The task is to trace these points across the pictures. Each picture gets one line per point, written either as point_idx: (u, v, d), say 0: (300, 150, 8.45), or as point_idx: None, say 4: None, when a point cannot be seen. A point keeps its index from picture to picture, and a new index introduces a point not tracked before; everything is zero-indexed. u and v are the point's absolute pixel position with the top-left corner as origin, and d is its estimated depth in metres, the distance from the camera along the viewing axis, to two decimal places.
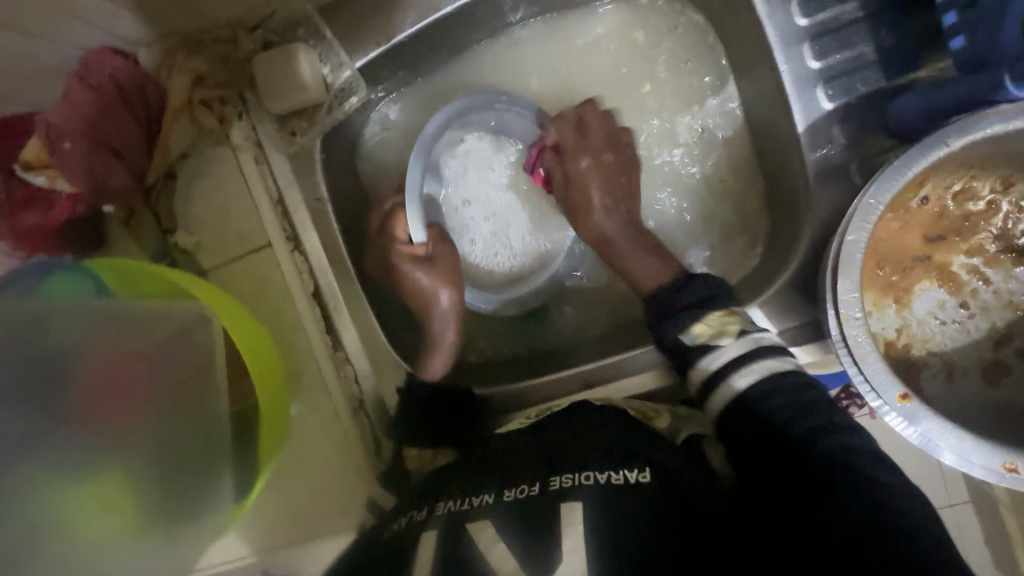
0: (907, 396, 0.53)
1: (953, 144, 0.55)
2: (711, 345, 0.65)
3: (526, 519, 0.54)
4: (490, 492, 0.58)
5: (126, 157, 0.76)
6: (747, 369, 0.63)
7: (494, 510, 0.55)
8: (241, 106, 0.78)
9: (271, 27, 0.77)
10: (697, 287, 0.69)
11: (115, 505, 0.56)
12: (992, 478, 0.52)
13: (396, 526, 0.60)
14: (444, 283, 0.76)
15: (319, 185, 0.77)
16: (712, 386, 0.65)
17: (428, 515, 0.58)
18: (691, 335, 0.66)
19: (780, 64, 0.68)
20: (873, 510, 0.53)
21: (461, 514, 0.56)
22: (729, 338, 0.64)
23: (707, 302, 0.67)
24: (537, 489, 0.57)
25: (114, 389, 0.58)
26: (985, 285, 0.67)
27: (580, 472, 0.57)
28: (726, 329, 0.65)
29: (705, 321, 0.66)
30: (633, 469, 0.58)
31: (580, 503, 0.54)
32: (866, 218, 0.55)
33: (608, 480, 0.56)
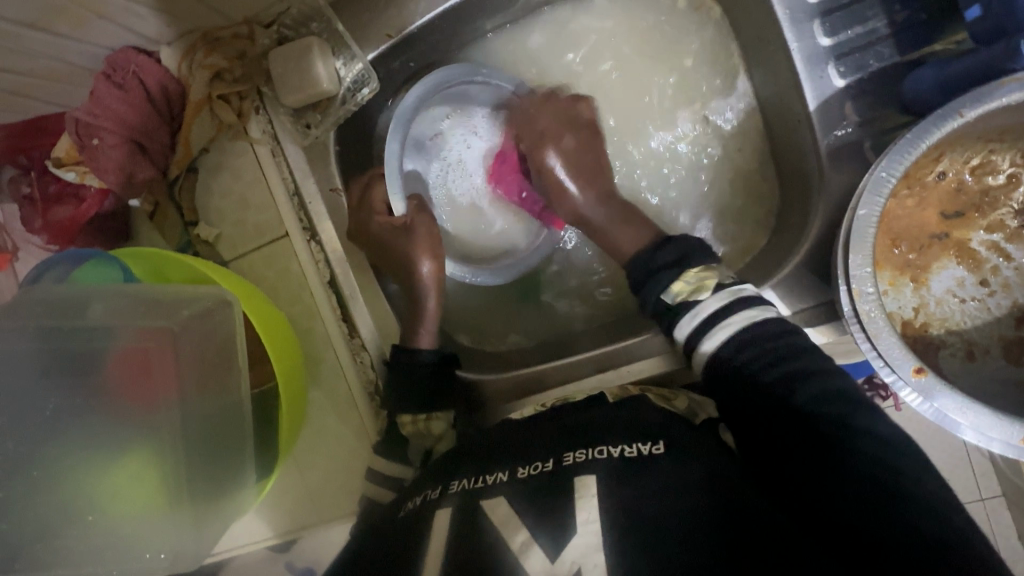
0: (923, 370, 0.52)
1: (967, 114, 0.54)
2: (694, 299, 0.67)
3: (540, 495, 0.54)
4: (503, 469, 0.58)
5: (149, 153, 0.77)
6: (721, 325, 0.65)
7: (510, 485, 0.56)
8: (258, 101, 0.80)
9: (285, 22, 0.79)
10: (674, 248, 0.72)
11: (146, 480, 0.60)
12: (1010, 453, 0.51)
13: (410, 505, 0.61)
14: (425, 254, 0.84)
15: (334, 174, 0.82)
16: (691, 349, 0.67)
17: (442, 494, 0.59)
18: (669, 293, 0.69)
19: (791, 42, 0.67)
20: (890, 486, 0.52)
21: (476, 492, 0.57)
22: (706, 293, 0.67)
23: (683, 263, 0.70)
24: (551, 464, 0.57)
25: (139, 371, 0.61)
26: (1006, 262, 0.65)
27: (593, 447, 0.57)
28: (704, 284, 0.68)
29: (683, 279, 0.69)
30: (648, 442, 0.57)
31: (594, 476, 0.55)
32: (878, 191, 0.54)
33: (621, 454, 0.56)
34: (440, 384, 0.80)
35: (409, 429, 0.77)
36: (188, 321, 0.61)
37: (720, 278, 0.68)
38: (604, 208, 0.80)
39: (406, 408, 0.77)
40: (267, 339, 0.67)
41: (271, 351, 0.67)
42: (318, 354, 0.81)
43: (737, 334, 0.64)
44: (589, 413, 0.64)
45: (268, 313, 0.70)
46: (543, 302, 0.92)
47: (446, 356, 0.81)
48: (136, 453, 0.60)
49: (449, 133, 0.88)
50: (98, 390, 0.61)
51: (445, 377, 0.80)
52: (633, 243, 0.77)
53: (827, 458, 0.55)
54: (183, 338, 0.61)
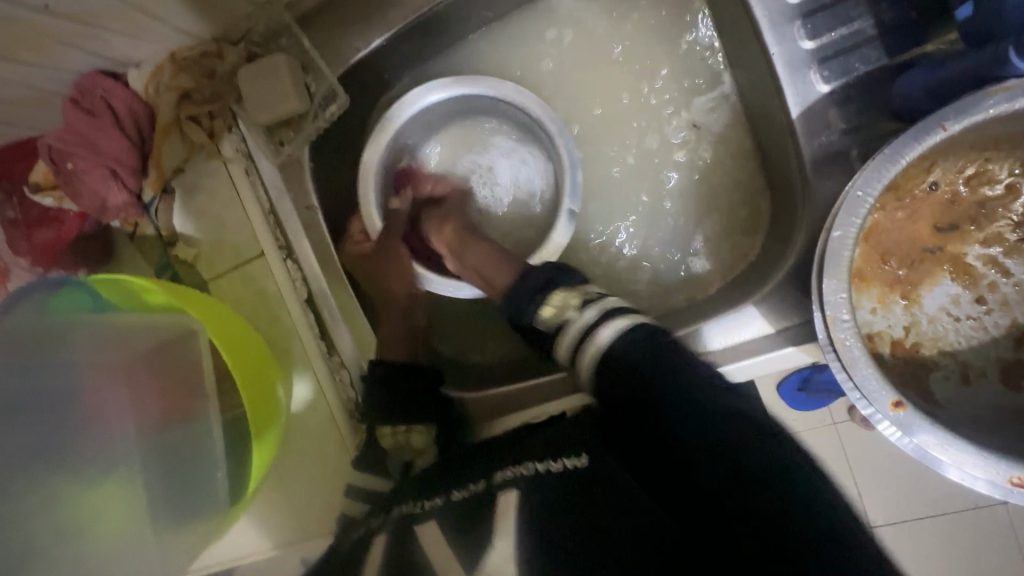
0: (901, 404, 0.50)
1: (951, 127, 0.51)
2: (563, 325, 0.63)
3: (467, 516, 0.54)
4: (440, 494, 0.58)
5: (121, 175, 0.78)
6: (603, 328, 0.60)
7: (441, 509, 0.56)
8: (231, 120, 0.79)
9: (253, 40, 0.78)
10: (543, 272, 0.68)
11: (115, 507, 0.61)
12: (997, 494, 0.48)
13: (365, 529, 0.61)
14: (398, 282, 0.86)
15: (310, 193, 0.81)
16: (577, 357, 0.62)
17: (387, 519, 0.60)
18: (540, 318, 0.65)
19: (771, 47, 0.63)
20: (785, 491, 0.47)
21: (417, 518, 0.56)
22: (574, 310, 0.63)
23: (549, 287, 0.66)
24: (482, 485, 0.56)
25: (108, 399, 0.64)
26: (1004, 278, 0.61)
27: (519, 464, 0.56)
28: (568, 304, 0.64)
29: (549, 302, 0.65)
30: (570, 456, 0.55)
31: (516, 491, 0.54)
32: (855, 212, 0.51)
33: (546, 470, 0.55)
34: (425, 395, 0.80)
35: (388, 441, 0.77)
36: (158, 346, 0.66)
37: (586, 295, 0.64)
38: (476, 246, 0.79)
39: (385, 421, 0.77)
40: (235, 365, 0.67)
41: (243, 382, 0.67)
42: (299, 376, 0.80)
43: (613, 343, 0.59)
44: (534, 434, 0.62)
45: (231, 330, 0.70)
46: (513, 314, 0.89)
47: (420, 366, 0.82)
48: (111, 480, 0.62)
49: (473, 128, 0.88)
50: (68, 421, 0.61)
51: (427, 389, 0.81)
52: (501, 275, 0.74)
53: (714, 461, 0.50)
54: (144, 367, 0.66)
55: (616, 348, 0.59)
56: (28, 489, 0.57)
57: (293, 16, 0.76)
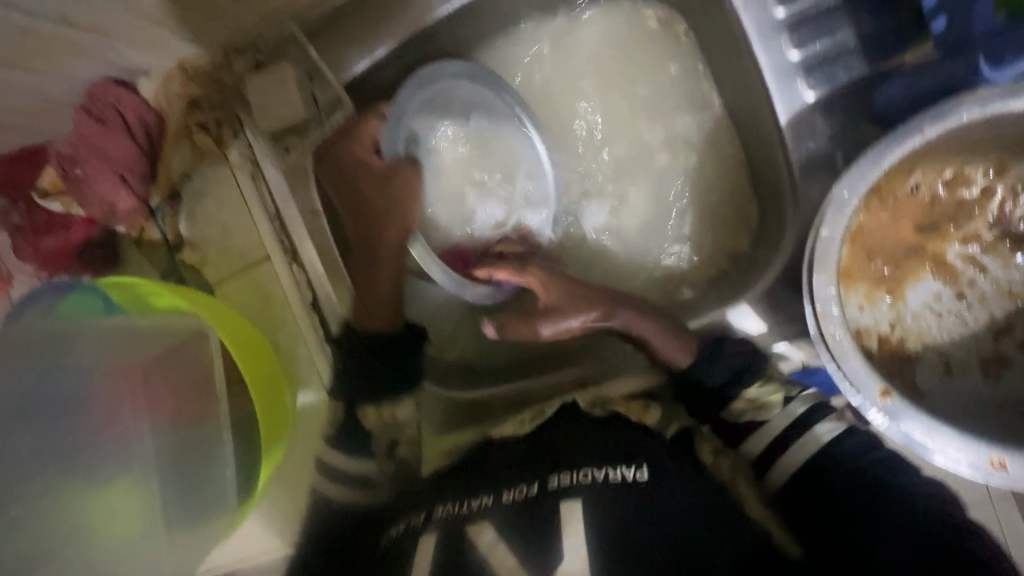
0: (888, 393, 0.52)
1: (929, 132, 0.54)
2: (756, 420, 0.67)
3: (521, 521, 0.55)
4: (488, 494, 0.59)
5: (131, 181, 0.79)
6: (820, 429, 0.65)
7: (494, 512, 0.57)
8: (237, 126, 0.82)
9: (259, 49, 0.80)
10: (730, 354, 0.67)
11: (124, 511, 0.62)
12: (978, 477, 0.51)
13: (394, 530, 0.63)
14: (390, 210, 0.74)
15: (314, 197, 0.79)
16: (777, 452, 0.65)
17: (427, 519, 0.60)
18: (744, 399, 0.67)
19: (760, 58, 0.66)
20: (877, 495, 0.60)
21: (461, 519, 0.58)
22: (774, 408, 0.66)
23: (747, 374, 0.67)
24: (537, 488, 0.58)
25: (113, 404, 0.64)
26: (982, 274, 0.64)
27: (580, 470, 0.58)
28: (771, 400, 0.67)
29: (757, 387, 0.67)
30: (632, 466, 0.58)
31: (580, 502, 0.55)
32: (841, 212, 0.55)
33: (606, 479, 0.57)
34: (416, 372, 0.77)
35: (374, 421, 0.74)
36: (161, 356, 0.66)
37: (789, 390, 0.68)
38: (632, 316, 0.70)
39: (369, 398, 0.74)
40: (245, 366, 0.69)
41: (251, 381, 0.68)
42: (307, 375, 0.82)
43: (824, 450, 0.64)
44: (574, 433, 0.63)
45: (237, 326, 0.72)
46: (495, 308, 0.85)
47: (413, 332, 0.78)
48: (125, 480, 0.63)
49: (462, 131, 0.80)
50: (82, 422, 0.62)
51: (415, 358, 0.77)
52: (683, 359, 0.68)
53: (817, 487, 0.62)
54: (158, 371, 0.66)
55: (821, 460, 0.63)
56: (40, 493, 0.58)
57: (299, 27, 0.78)
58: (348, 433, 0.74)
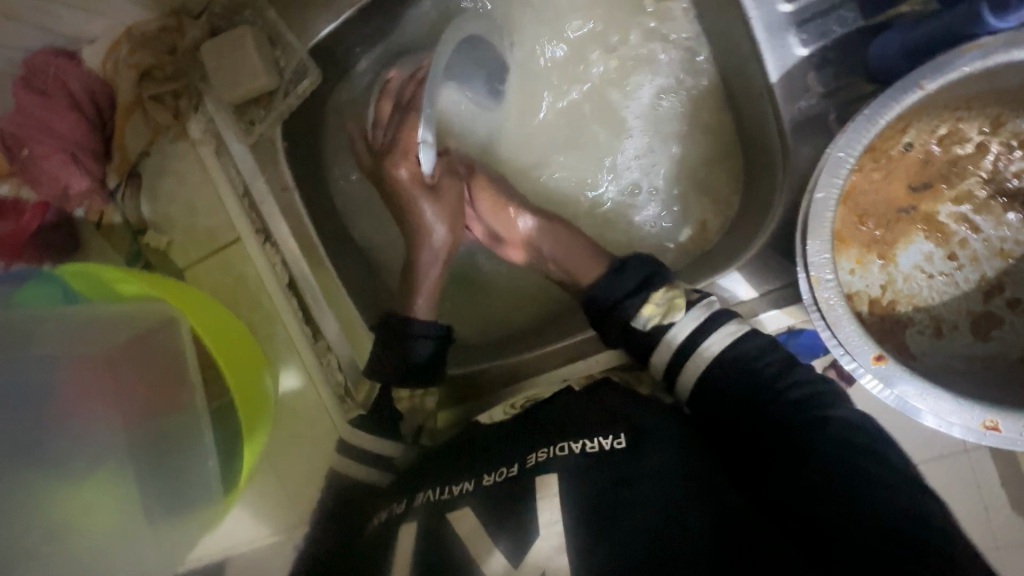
0: (882, 357, 0.51)
1: (927, 86, 0.52)
2: (665, 325, 0.65)
3: (495, 495, 0.55)
4: (468, 479, 0.58)
5: (82, 161, 0.73)
6: (712, 339, 0.63)
7: (473, 496, 0.55)
8: (197, 99, 0.76)
9: (215, 12, 0.75)
10: (634, 270, 0.69)
11: (103, 508, 0.59)
12: (971, 437, 0.51)
13: (377, 520, 0.61)
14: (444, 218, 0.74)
15: (285, 174, 0.76)
16: (679, 366, 0.65)
17: (407, 507, 0.58)
18: (641, 319, 0.66)
19: (750, 10, 0.63)
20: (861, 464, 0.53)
21: (442, 505, 0.56)
22: (676, 316, 0.65)
23: (649, 283, 0.68)
24: (516, 469, 0.56)
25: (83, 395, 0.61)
26: (974, 234, 0.63)
27: (557, 443, 0.57)
28: (675, 304, 0.65)
29: (652, 301, 0.66)
30: (609, 436, 0.57)
31: (556, 476, 0.54)
32: (836, 173, 0.52)
33: (583, 451, 0.56)
34: (413, 345, 0.72)
35: (405, 404, 0.74)
36: (128, 344, 0.63)
37: (688, 296, 0.67)
38: (549, 235, 0.74)
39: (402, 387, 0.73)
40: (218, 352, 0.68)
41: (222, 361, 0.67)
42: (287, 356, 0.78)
43: (724, 352, 0.63)
44: (542, 413, 0.63)
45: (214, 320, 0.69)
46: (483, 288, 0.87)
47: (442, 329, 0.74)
48: (106, 469, 0.60)
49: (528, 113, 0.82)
50: (46, 412, 0.57)
51: (424, 345, 0.73)
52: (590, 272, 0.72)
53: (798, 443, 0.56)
54: (127, 362, 0.64)
55: (722, 359, 0.63)
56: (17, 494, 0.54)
57: None
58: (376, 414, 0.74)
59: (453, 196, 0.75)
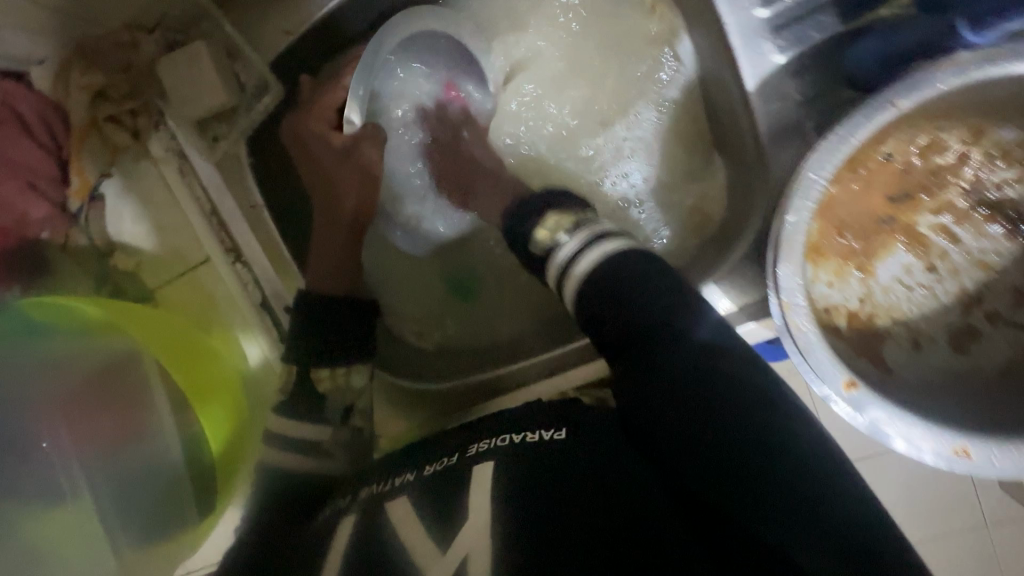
0: (853, 384, 0.51)
1: (902, 104, 0.50)
2: (550, 250, 0.57)
3: (438, 491, 0.52)
4: (411, 470, 0.56)
5: (41, 186, 0.71)
6: (586, 255, 0.53)
7: (413, 485, 0.54)
8: (157, 117, 0.74)
9: (170, 27, 0.74)
10: (537, 199, 0.63)
11: (69, 538, 0.59)
12: (942, 464, 0.50)
13: (323, 515, 0.60)
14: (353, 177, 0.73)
15: (253, 192, 0.75)
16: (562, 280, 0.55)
17: (352, 501, 0.58)
18: (534, 241, 0.59)
19: (724, 16, 0.61)
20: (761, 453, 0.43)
21: (383, 495, 0.55)
22: (565, 235, 0.56)
23: (550, 206, 0.60)
24: (456, 458, 0.54)
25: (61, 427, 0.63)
26: (954, 246, 0.62)
27: (498, 434, 0.54)
28: (562, 227, 0.57)
29: (543, 224, 0.59)
30: (553, 427, 0.53)
31: (492, 463, 0.51)
32: (808, 196, 0.51)
33: (524, 441, 0.52)
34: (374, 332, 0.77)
35: (327, 384, 0.66)
36: (102, 372, 0.65)
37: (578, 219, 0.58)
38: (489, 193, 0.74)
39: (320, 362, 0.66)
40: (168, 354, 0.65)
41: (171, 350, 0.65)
42: (250, 333, 0.76)
43: (615, 253, 0.52)
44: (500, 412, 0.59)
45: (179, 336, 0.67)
46: (474, 296, 0.82)
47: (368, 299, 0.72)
48: (79, 496, 0.61)
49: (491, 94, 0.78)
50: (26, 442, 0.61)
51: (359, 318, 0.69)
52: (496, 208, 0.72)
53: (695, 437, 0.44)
54: (98, 394, 0.65)
55: (609, 261, 0.52)
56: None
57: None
58: (294, 400, 0.66)
59: (372, 143, 0.72)
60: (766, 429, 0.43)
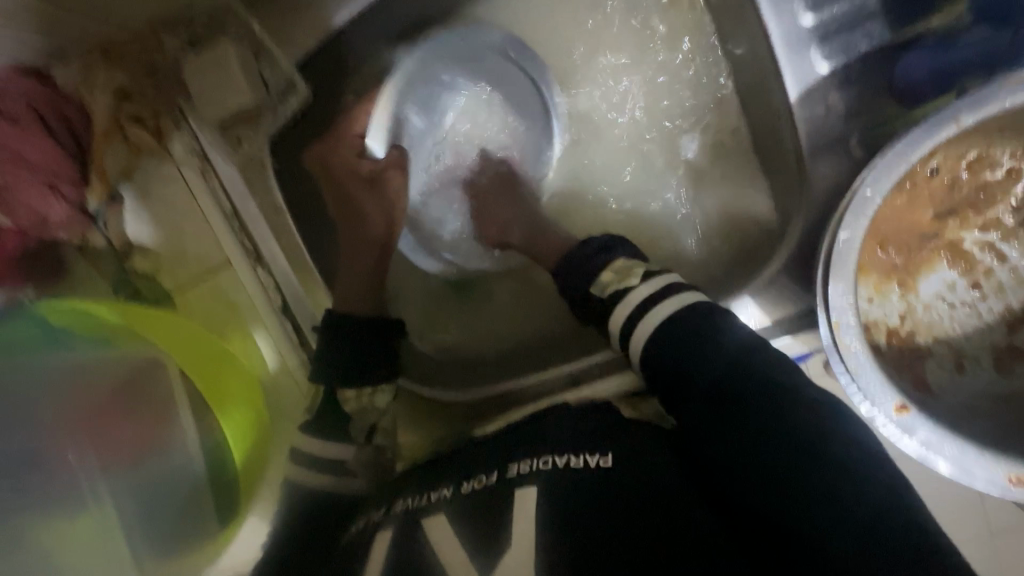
0: (905, 407, 0.50)
1: (964, 119, 0.49)
2: (621, 291, 0.58)
3: (477, 512, 0.50)
4: (447, 486, 0.54)
5: (61, 188, 0.69)
6: (662, 302, 0.56)
7: (450, 504, 0.52)
8: (179, 117, 0.72)
9: (193, 23, 0.71)
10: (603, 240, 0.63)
11: (89, 548, 0.58)
12: (995, 491, 0.49)
13: (351, 530, 0.58)
14: (377, 204, 0.72)
15: (275, 193, 0.73)
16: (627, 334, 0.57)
17: (384, 515, 0.55)
18: (599, 283, 0.60)
19: (769, 23, 0.58)
20: (820, 466, 0.44)
21: (417, 512, 0.53)
22: (637, 278, 0.58)
23: (606, 252, 0.62)
24: (495, 478, 0.53)
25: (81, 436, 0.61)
26: (1000, 263, 0.60)
27: (537, 457, 0.52)
28: (632, 271, 0.59)
29: (610, 269, 0.60)
30: (596, 452, 0.52)
31: (534, 489, 0.50)
32: (862, 212, 0.50)
33: (566, 464, 0.51)
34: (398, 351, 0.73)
35: (353, 405, 0.66)
36: (120, 382, 0.63)
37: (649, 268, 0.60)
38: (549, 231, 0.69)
39: (350, 381, 0.66)
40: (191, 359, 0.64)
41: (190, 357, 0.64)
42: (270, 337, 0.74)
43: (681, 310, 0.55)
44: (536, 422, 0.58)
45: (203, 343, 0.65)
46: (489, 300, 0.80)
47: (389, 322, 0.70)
48: (101, 504, 0.60)
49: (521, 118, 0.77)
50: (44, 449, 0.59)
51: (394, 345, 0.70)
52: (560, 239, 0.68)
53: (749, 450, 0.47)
54: (117, 401, 0.63)
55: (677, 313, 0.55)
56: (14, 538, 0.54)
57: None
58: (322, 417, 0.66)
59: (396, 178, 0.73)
60: (813, 432, 0.46)
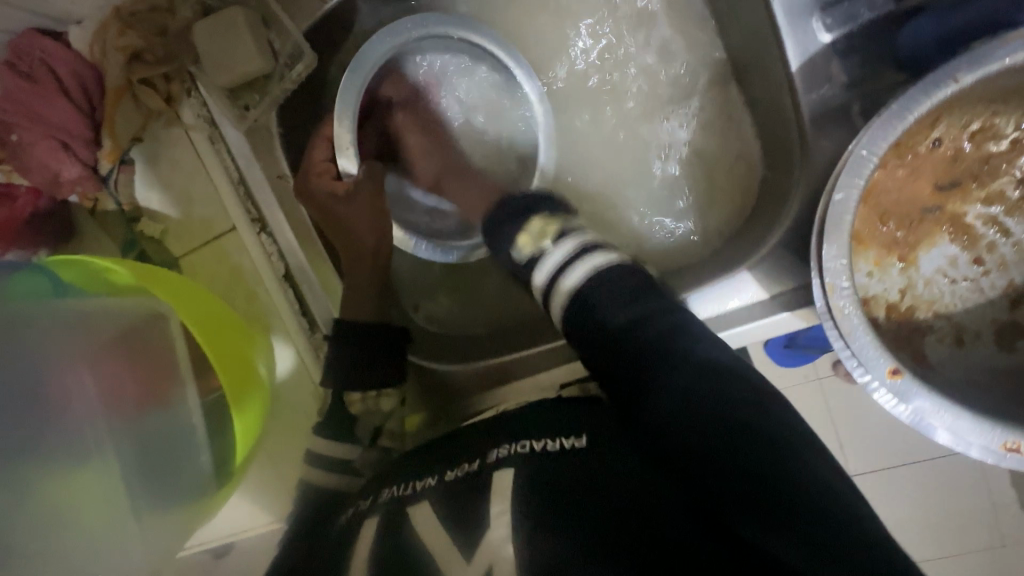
0: (898, 372, 0.49)
1: (963, 80, 0.48)
2: (536, 255, 0.65)
3: (458, 494, 0.52)
4: (433, 475, 0.56)
5: (75, 148, 0.72)
6: (572, 266, 0.62)
7: (437, 491, 0.53)
8: (189, 82, 0.74)
9: None
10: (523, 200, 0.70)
11: (92, 503, 0.58)
12: (990, 459, 0.49)
13: (343, 517, 0.59)
14: (371, 219, 0.72)
15: (280, 161, 0.76)
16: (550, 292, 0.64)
17: (374, 502, 0.57)
18: (517, 249, 0.67)
19: None
20: (779, 470, 0.45)
21: (405, 498, 0.54)
22: (549, 244, 0.65)
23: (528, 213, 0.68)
24: (478, 465, 0.54)
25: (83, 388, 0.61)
26: (1004, 238, 0.59)
27: (517, 441, 0.55)
28: (546, 233, 0.65)
29: (526, 231, 0.66)
30: (570, 436, 0.54)
31: (511, 469, 0.52)
32: (857, 173, 0.49)
33: (545, 448, 0.53)
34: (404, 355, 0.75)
35: (359, 407, 0.69)
36: (124, 336, 0.63)
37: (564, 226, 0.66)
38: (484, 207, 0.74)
39: (353, 383, 0.68)
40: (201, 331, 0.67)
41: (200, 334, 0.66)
42: (274, 309, 0.76)
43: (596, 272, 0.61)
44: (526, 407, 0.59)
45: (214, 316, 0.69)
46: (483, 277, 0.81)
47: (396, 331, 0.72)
48: (105, 458, 0.60)
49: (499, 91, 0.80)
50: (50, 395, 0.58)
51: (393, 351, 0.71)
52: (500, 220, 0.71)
53: (714, 452, 0.48)
54: (121, 356, 0.64)
55: (589, 276, 0.61)
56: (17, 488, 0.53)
57: None
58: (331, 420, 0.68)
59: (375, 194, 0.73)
60: (771, 436, 0.47)
